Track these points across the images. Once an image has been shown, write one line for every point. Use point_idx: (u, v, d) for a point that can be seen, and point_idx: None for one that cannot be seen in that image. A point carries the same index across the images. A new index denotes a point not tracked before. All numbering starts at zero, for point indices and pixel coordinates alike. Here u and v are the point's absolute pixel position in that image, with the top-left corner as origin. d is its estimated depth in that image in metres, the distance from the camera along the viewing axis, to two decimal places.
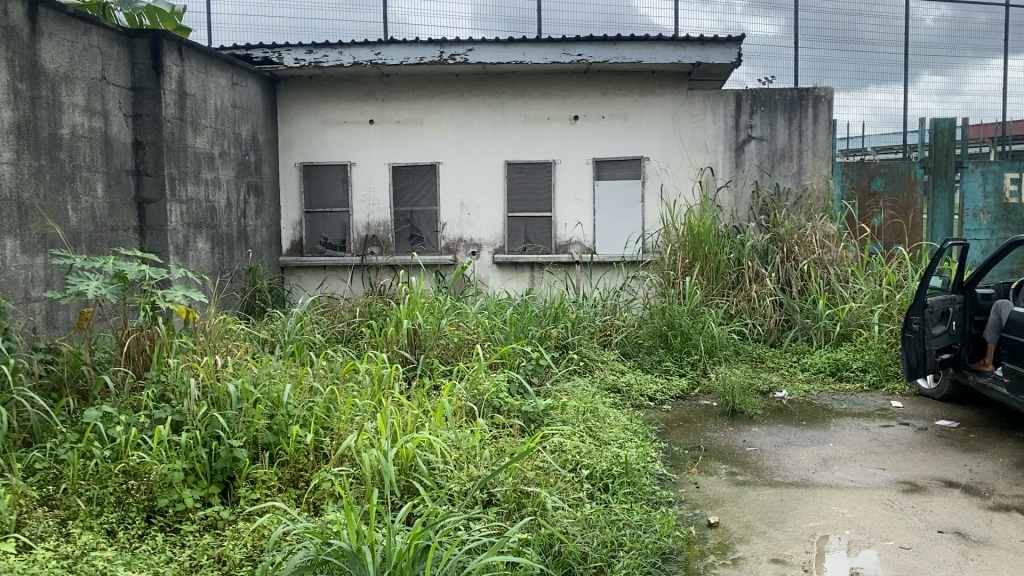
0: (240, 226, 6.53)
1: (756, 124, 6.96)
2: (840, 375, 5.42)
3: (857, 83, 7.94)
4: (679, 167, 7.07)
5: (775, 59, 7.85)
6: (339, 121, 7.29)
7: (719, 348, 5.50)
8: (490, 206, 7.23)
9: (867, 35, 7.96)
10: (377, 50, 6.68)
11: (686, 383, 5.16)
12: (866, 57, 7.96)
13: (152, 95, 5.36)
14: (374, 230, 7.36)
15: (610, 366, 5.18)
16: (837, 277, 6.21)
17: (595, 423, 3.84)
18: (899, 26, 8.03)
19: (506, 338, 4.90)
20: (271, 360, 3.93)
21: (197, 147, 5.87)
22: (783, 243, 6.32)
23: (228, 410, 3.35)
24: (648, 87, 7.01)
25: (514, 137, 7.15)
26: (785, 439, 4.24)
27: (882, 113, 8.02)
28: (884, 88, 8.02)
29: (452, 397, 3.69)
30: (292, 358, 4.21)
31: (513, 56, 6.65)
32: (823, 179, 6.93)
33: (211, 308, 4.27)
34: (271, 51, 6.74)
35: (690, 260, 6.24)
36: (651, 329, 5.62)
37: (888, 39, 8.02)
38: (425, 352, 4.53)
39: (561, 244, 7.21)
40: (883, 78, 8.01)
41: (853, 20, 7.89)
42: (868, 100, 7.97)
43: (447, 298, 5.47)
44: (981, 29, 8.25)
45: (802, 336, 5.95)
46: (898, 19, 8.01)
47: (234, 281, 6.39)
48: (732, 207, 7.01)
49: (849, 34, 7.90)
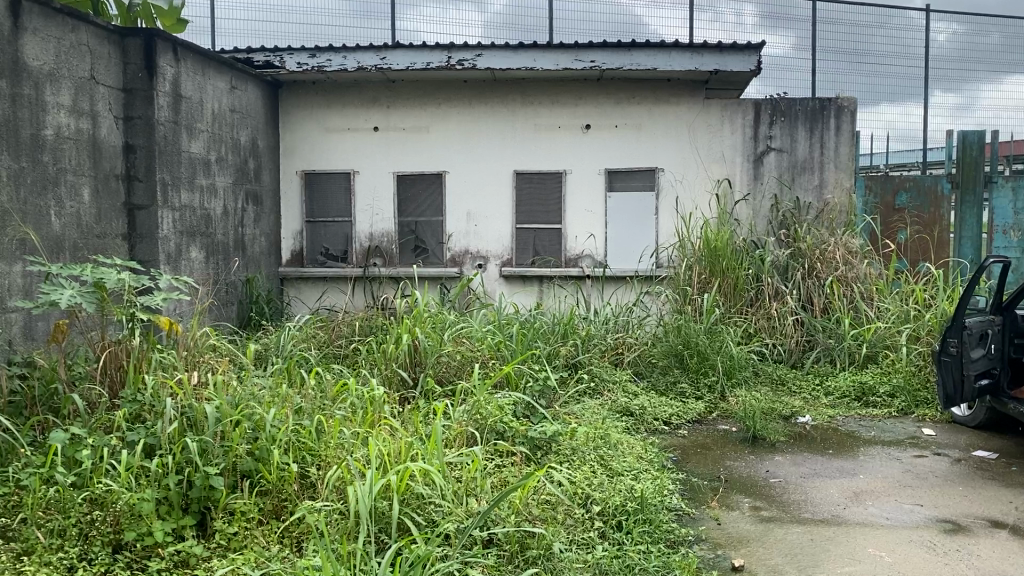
0: (237, 234, 6.28)
1: (775, 135, 6.68)
2: (865, 400, 5.13)
3: (866, 100, 7.65)
4: (695, 179, 6.78)
5: (785, 72, 7.56)
6: (343, 129, 7.05)
7: (738, 369, 5.19)
8: (497, 217, 6.95)
9: (878, 49, 7.69)
10: (383, 54, 6.44)
11: (703, 407, 4.86)
12: (877, 71, 7.70)
13: (145, 97, 5.13)
14: (377, 241, 7.10)
15: (623, 387, 4.88)
16: (862, 295, 5.89)
17: (607, 452, 3.53)
18: (911, 39, 7.74)
19: (513, 355, 4.59)
20: (258, 380, 3.64)
21: (193, 152, 5.62)
22: (805, 258, 6.02)
23: (205, 433, 3.07)
24: (663, 95, 6.75)
25: (524, 145, 6.89)
26: (812, 470, 3.93)
27: (895, 129, 7.70)
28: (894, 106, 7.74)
29: (451, 422, 3.38)
30: (281, 377, 3.92)
31: (523, 62, 6.41)
32: (845, 193, 6.66)
33: (196, 319, 4.00)
34: (272, 55, 6.54)
35: (706, 276, 5.96)
36: (666, 348, 5.31)
37: (902, 54, 7.74)
38: (425, 370, 4.24)
39: (571, 257, 6.92)
40: (896, 94, 7.74)
41: (863, 33, 7.62)
42: (880, 116, 7.68)
43: (450, 312, 5.19)
44: (995, 48, 7.92)
45: (824, 357, 5.63)
46: (911, 31, 7.74)
47: (230, 293, 6.14)
48: (750, 220, 6.73)
49: (864, 48, 7.63)
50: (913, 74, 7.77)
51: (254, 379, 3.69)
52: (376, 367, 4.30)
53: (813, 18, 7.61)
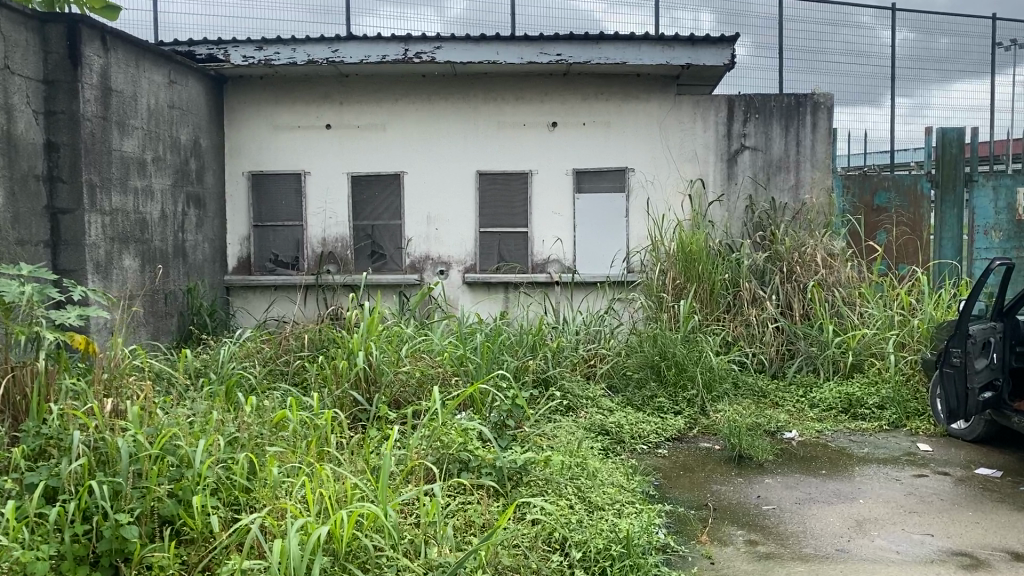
0: (176, 240, 5.80)
1: (749, 133, 6.37)
2: (853, 412, 4.81)
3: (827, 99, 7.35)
4: (667, 179, 6.45)
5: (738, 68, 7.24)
6: (293, 126, 6.60)
7: (718, 382, 4.82)
8: (459, 220, 6.55)
9: (831, 50, 7.46)
10: (335, 46, 6.02)
11: (683, 423, 4.49)
12: (830, 73, 7.44)
13: (68, 90, 4.65)
14: (331, 247, 6.65)
15: (597, 404, 4.48)
16: (844, 300, 5.59)
17: (585, 482, 3.15)
18: (863, 44, 7.57)
19: (477, 368, 4.17)
20: (186, 408, 3.18)
21: (125, 151, 5.14)
22: (783, 262, 5.70)
23: (118, 473, 2.61)
24: (632, 91, 6.41)
25: (487, 144, 6.51)
26: (807, 494, 3.58)
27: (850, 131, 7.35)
28: (854, 108, 7.47)
29: (405, 453, 2.97)
30: (214, 401, 3.45)
31: (485, 55, 6.02)
32: (824, 193, 6.35)
33: (118, 337, 3.53)
34: (216, 47, 6.05)
35: (682, 282, 5.61)
36: (641, 360, 4.92)
37: (855, 57, 7.53)
38: (380, 390, 3.81)
39: (538, 262, 6.54)
40: (849, 99, 7.46)
41: (817, 34, 7.45)
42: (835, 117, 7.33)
43: (407, 323, 4.76)
44: (943, 54, 7.77)
45: (807, 366, 5.29)
46: (862, 37, 7.58)
47: (168, 304, 5.65)
48: (725, 222, 6.41)
49: (831, 47, 7.46)
50: (871, 77, 7.57)
51: (181, 408, 3.22)
52: (324, 388, 3.87)
53: (780, 16, 7.41)
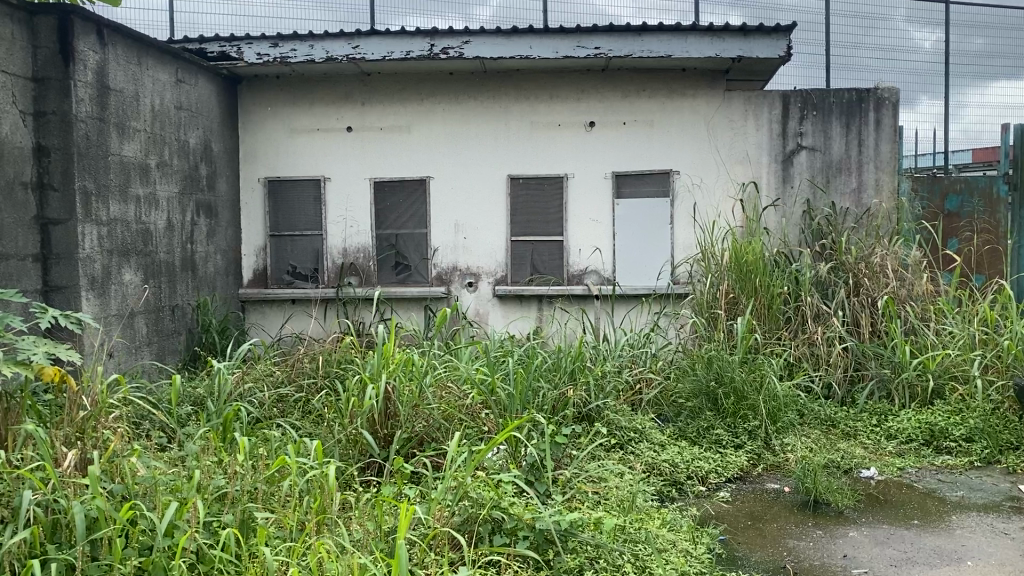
0: (184, 252, 5.36)
1: (806, 132, 5.82)
2: (936, 445, 4.25)
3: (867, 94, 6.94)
4: (715, 183, 5.91)
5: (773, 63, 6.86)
6: (312, 129, 6.15)
7: (782, 412, 4.26)
8: (490, 228, 6.06)
9: (874, 42, 6.99)
10: (355, 42, 5.56)
11: (745, 459, 3.96)
12: (870, 66, 7.00)
13: (59, 89, 4.21)
14: (352, 257, 6.18)
15: (648, 438, 3.96)
16: (918, 316, 5.02)
17: (644, 549, 2.63)
18: (909, 35, 7.05)
19: (510, 399, 3.66)
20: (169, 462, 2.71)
21: (125, 156, 4.71)
22: (848, 274, 5.15)
23: (74, 546, 2.14)
24: (677, 87, 5.88)
25: (520, 147, 6.01)
26: (903, 553, 3.02)
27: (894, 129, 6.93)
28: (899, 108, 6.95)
29: (428, 516, 2.48)
30: (205, 449, 2.97)
31: (518, 50, 5.52)
32: (891, 197, 5.76)
33: (99, 370, 3.07)
34: (228, 44, 5.64)
35: (735, 296, 5.07)
36: (695, 385, 4.36)
37: (899, 48, 7.03)
38: (399, 427, 3.33)
39: (574, 274, 6.02)
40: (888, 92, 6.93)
41: (862, 24, 6.97)
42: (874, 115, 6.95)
43: (432, 346, 4.28)
44: (979, 54, 7.13)
45: (880, 391, 4.72)
46: (908, 27, 7.06)
47: (175, 321, 5.21)
48: (781, 230, 5.85)
49: (877, 40, 6.99)
50: (912, 73, 7.00)
51: (161, 461, 2.75)
52: (336, 427, 3.39)
53: (826, 11, 6.92)
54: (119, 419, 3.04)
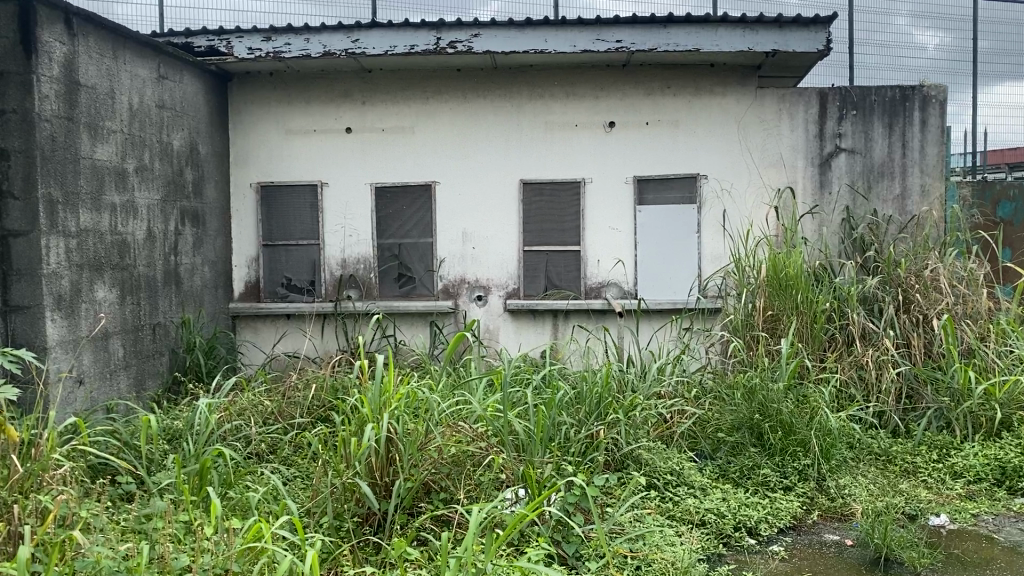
0: (167, 265, 4.88)
1: (846, 133, 5.34)
2: (1011, 485, 3.75)
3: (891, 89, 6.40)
4: (746, 188, 5.43)
5: None
6: (308, 130, 5.68)
7: (836, 448, 3.77)
8: (501, 238, 5.58)
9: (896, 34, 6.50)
10: (354, 36, 5.09)
11: (798, 504, 3.48)
12: (892, 60, 6.50)
13: (20, 84, 3.73)
14: (351, 269, 5.70)
15: (686, 481, 3.48)
16: (977, 336, 4.53)
17: None
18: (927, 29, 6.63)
19: (531, 440, 3.18)
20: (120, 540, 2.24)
21: (98, 159, 4.23)
22: (898, 289, 4.67)
23: None
24: (705, 84, 5.40)
25: (533, 149, 5.54)
26: None
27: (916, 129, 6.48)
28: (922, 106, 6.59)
29: None
30: (170, 514, 2.50)
31: (532, 43, 5.04)
32: (938, 203, 5.27)
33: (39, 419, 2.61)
34: (217, 38, 5.17)
35: (775, 314, 4.59)
36: (736, 418, 3.88)
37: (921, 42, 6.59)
38: (402, 477, 2.85)
39: (592, 287, 5.54)
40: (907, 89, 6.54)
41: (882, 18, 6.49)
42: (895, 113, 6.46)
43: (438, 374, 3.80)
44: (996, 52, 6.76)
45: (939, 421, 4.23)
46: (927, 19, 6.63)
47: (155, 340, 4.74)
48: (818, 238, 5.36)
49: (901, 33, 6.51)
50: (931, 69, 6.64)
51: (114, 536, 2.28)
52: (330, 476, 2.91)
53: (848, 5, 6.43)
54: (69, 477, 2.57)
